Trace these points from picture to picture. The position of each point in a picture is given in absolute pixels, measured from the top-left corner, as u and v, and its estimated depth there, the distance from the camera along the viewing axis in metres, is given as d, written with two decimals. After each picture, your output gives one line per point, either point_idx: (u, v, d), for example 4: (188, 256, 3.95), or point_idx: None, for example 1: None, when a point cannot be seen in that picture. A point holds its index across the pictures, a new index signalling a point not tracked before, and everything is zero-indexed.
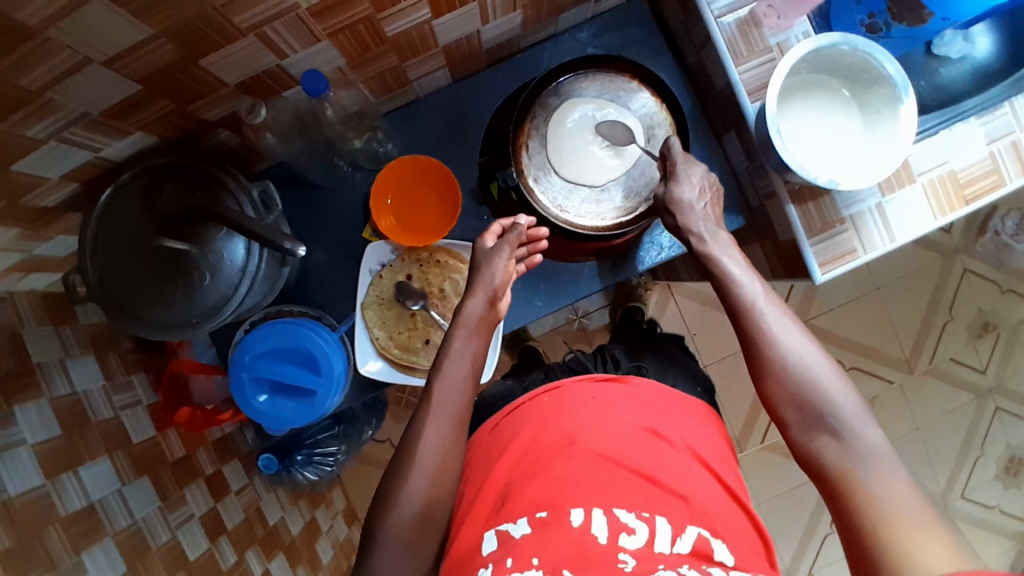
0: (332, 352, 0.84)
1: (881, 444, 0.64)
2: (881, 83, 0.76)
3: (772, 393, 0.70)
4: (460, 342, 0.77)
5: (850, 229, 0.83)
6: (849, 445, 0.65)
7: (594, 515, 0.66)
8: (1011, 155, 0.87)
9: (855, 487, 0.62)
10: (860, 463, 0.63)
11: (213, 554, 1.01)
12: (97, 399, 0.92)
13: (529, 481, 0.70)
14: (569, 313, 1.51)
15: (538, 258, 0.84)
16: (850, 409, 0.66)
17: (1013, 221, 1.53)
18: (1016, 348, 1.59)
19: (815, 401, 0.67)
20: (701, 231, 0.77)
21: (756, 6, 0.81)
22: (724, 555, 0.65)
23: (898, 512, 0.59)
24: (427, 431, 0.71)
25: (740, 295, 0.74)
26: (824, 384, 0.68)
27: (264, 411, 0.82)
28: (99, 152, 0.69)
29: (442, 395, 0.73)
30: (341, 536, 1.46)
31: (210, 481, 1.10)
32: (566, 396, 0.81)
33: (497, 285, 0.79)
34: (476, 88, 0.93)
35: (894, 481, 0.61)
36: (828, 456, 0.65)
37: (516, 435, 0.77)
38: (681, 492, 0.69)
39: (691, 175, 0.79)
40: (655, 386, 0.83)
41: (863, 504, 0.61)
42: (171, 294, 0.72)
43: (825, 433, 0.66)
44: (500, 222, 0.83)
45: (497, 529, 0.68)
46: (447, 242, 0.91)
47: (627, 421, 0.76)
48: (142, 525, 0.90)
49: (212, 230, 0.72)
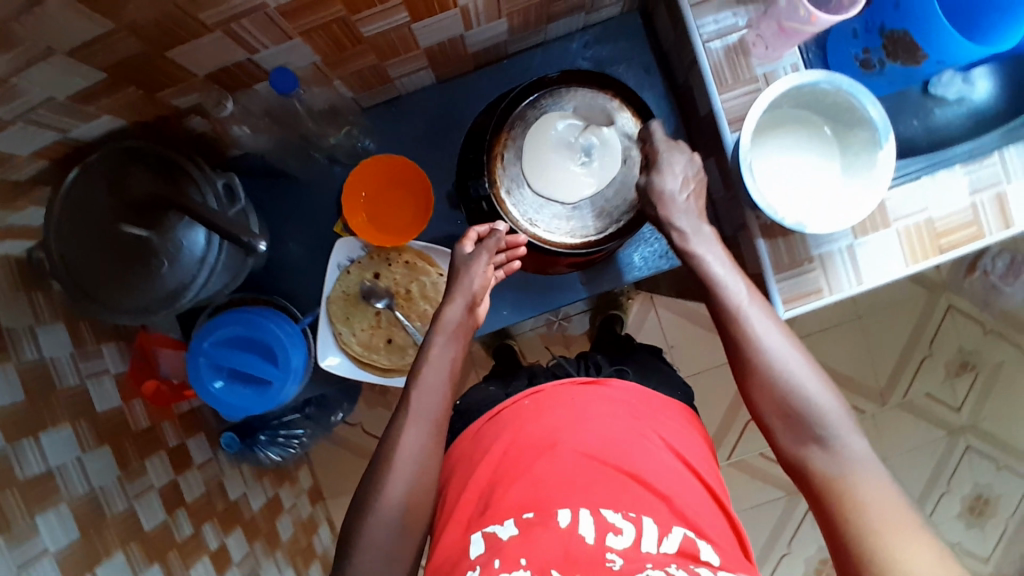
0: (291, 344, 0.84)
1: (865, 450, 0.65)
2: (863, 126, 0.75)
3: (759, 403, 0.70)
4: (439, 348, 0.76)
5: (817, 268, 0.83)
6: (836, 454, 0.65)
7: (581, 516, 0.65)
8: (994, 208, 0.86)
9: (844, 497, 0.63)
10: (846, 473, 0.64)
11: (168, 526, 1.02)
12: (65, 365, 0.92)
13: (511, 482, 0.70)
14: (551, 317, 1.49)
15: (518, 265, 0.82)
16: (834, 412, 0.67)
17: (1004, 262, 1.53)
18: (993, 389, 1.59)
19: (801, 411, 0.67)
20: (683, 226, 0.76)
21: (747, 33, 0.79)
22: (709, 555, 0.64)
23: (883, 518, 0.60)
24: (406, 435, 0.71)
25: (727, 296, 0.73)
26: (810, 389, 0.68)
27: (218, 397, 0.82)
28: (67, 132, 0.69)
29: (420, 402, 0.72)
30: (304, 515, 1.48)
31: (173, 453, 1.10)
32: (547, 399, 0.78)
33: (477, 291, 0.78)
34: (459, 90, 0.92)
35: (878, 486, 0.62)
36: (816, 463, 0.66)
37: (496, 439, 0.76)
38: (663, 492, 0.69)
39: (674, 160, 0.78)
40: (635, 388, 0.81)
41: (849, 511, 0.62)
42: (130, 279, 0.72)
43: (811, 442, 0.67)
44: (478, 228, 0.81)
45: (484, 531, 0.67)
46: (427, 244, 0.91)
47: (606, 422, 0.75)
48: (99, 493, 0.91)
49: (174, 218, 0.72)
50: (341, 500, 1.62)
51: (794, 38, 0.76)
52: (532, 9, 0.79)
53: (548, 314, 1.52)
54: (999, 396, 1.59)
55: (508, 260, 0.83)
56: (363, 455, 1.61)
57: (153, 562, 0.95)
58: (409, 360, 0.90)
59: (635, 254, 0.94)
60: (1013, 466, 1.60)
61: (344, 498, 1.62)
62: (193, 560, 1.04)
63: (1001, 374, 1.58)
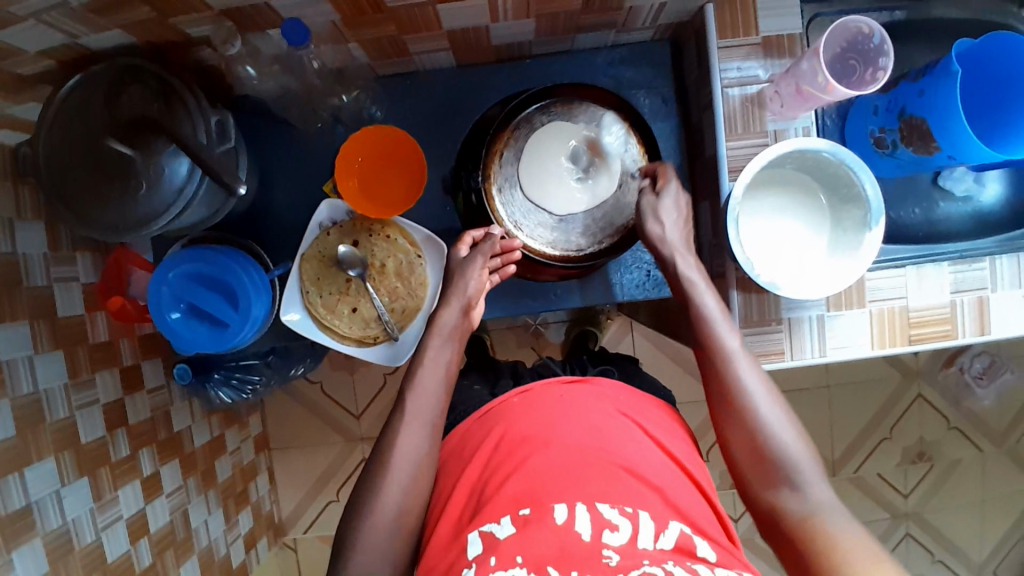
0: (256, 292, 0.85)
1: (833, 499, 0.66)
2: (858, 203, 0.76)
3: (735, 448, 0.71)
4: (434, 349, 0.79)
5: (783, 330, 0.83)
6: (805, 498, 0.66)
7: (578, 511, 0.65)
8: (973, 310, 0.86)
9: (816, 536, 0.63)
10: (817, 516, 0.64)
11: (106, 444, 1.02)
12: (35, 265, 0.93)
13: (507, 475, 0.70)
14: (528, 320, 1.49)
15: (512, 269, 0.83)
16: (807, 461, 0.68)
17: (981, 363, 1.55)
18: (945, 485, 1.59)
19: (775, 453, 0.68)
20: (677, 250, 0.78)
21: (767, 87, 0.80)
22: (706, 552, 0.65)
23: (858, 553, 0.60)
24: (402, 435, 0.73)
25: (711, 332, 0.74)
26: (786, 438, 0.69)
27: (172, 327, 0.82)
28: (76, 39, 0.69)
29: (417, 403, 0.75)
30: (245, 460, 1.48)
31: (126, 372, 1.10)
32: (537, 397, 0.80)
33: (472, 294, 0.81)
34: (476, 80, 0.92)
35: (850, 527, 0.63)
36: (787, 505, 0.66)
37: (488, 435, 0.78)
38: (657, 485, 0.70)
39: (677, 197, 0.80)
40: (619, 387, 0.84)
41: (822, 547, 0.61)
42: (107, 195, 0.72)
43: (782, 485, 0.67)
44: (474, 232, 0.85)
45: (481, 529, 0.66)
46: (431, 234, 0.90)
47: (596, 419, 0.76)
48: (43, 396, 0.91)
49: (160, 144, 0.72)
50: (286, 453, 1.62)
51: (810, 103, 0.75)
52: (560, 16, 0.78)
53: (526, 316, 1.53)
54: (949, 492, 1.59)
55: (503, 265, 0.84)
56: (317, 414, 1.61)
57: (82, 475, 0.96)
58: (368, 333, 0.90)
59: (620, 280, 0.94)
60: (948, 562, 1.61)
61: (289, 452, 1.62)
62: (124, 482, 1.05)
63: (955, 471, 1.59)
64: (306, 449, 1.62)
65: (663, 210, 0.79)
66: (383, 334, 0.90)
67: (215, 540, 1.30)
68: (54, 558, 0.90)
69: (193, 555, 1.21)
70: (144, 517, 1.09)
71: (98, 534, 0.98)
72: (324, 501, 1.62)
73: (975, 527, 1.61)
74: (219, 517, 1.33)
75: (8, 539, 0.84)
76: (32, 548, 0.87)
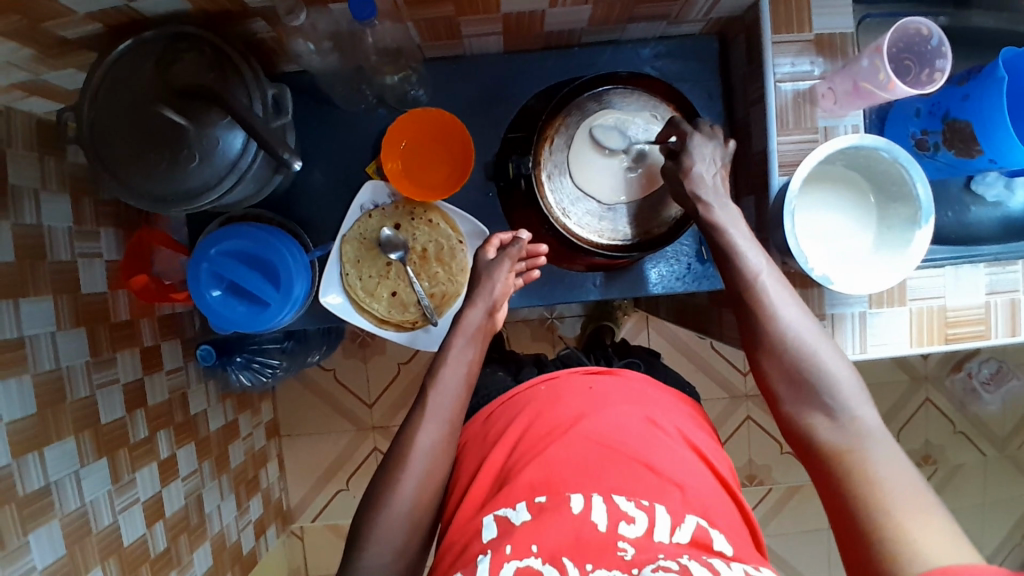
0: (297, 271, 0.83)
1: (875, 424, 0.64)
2: (907, 202, 0.77)
3: (770, 377, 0.71)
4: (457, 349, 0.79)
5: (827, 326, 0.85)
6: (843, 425, 0.65)
7: (594, 502, 0.64)
8: (1006, 313, 0.88)
9: (852, 467, 0.61)
10: (855, 441, 0.63)
11: (125, 425, 1.00)
12: (59, 239, 0.91)
13: (527, 463, 0.69)
14: (544, 312, 1.49)
15: (536, 274, 0.88)
16: (848, 388, 0.67)
17: (989, 369, 1.58)
18: (948, 488, 1.61)
19: (813, 380, 0.67)
20: (710, 200, 0.76)
21: (819, 84, 0.80)
22: (721, 545, 0.63)
23: (894, 487, 0.58)
24: (421, 432, 0.73)
25: (746, 269, 0.73)
26: (821, 361, 0.68)
27: (212, 306, 0.81)
28: (130, 3, 0.68)
29: (437, 398, 0.75)
30: (256, 446, 1.47)
31: (145, 352, 1.07)
32: (562, 385, 0.80)
33: (497, 297, 0.83)
34: (522, 66, 0.92)
35: (894, 460, 0.61)
36: (822, 432, 0.65)
37: (513, 420, 0.77)
38: (676, 481, 0.68)
39: (703, 147, 0.77)
40: (644, 380, 0.84)
41: (859, 479, 0.60)
42: (156, 165, 0.71)
43: (819, 411, 0.66)
44: (501, 235, 0.86)
45: (496, 514, 0.66)
46: (478, 226, 0.90)
47: (628, 412, 0.75)
48: (64, 373, 0.89)
49: (215, 115, 0.71)
50: (294, 441, 1.60)
51: (864, 99, 0.77)
52: (618, 5, 0.78)
53: (542, 309, 1.53)
54: (951, 496, 1.61)
55: (527, 269, 0.88)
56: (327, 401, 1.60)
57: (101, 456, 0.94)
58: (407, 317, 0.89)
59: (656, 274, 0.94)
60: None
61: (297, 440, 1.60)
62: (141, 464, 1.03)
63: (958, 476, 1.61)
64: (315, 437, 1.60)
65: (702, 158, 0.76)
66: (421, 318, 0.90)
67: (226, 526, 1.28)
68: (71, 541, 0.88)
69: (205, 541, 1.20)
70: (159, 500, 1.07)
71: (116, 516, 0.96)
72: (332, 490, 1.61)
73: (976, 530, 1.64)
74: (230, 503, 1.31)
75: (26, 520, 0.82)
76: (49, 529, 0.85)
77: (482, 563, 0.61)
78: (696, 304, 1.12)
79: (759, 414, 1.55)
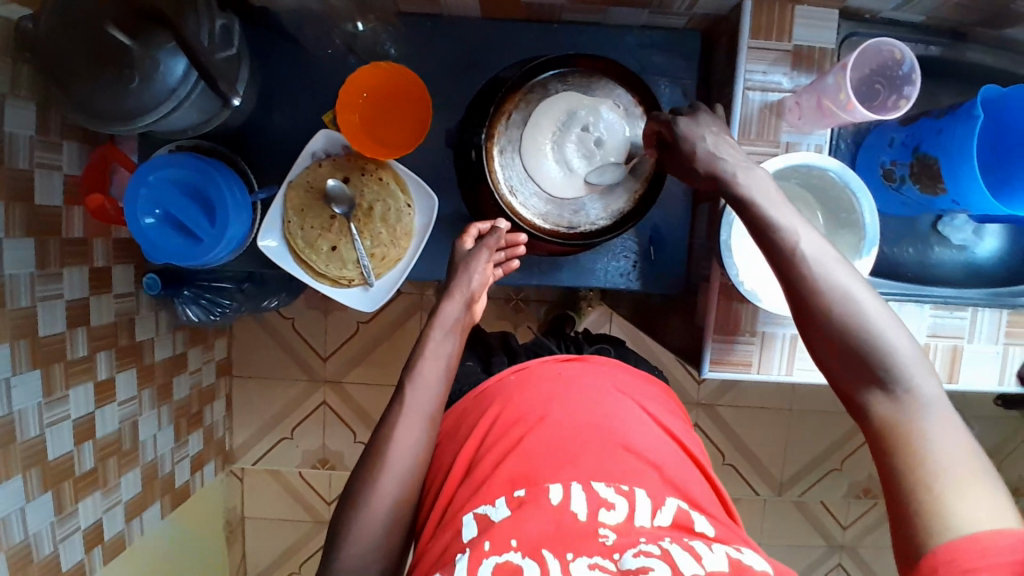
0: (235, 208, 0.83)
1: (933, 391, 0.55)
2: (853, 229, 0.76)
3: (817, 351, 0.61)
4: (435, 343, 0.74)
5: (756, 342, 0.83)
6: (899, 398, 0.56)
7: (573, 490, 0.61)
8: (946, 357, 0.87)
9: (909, 450, 0.53)
10: (915, 419, 0.54)
11: (64, 340, 1.00)
12: (19, 145, 0.88)
13: (504, 454, 0.66)
14: (509, 291, 1.47)
15: (516, 264, 0.83)
16: (904, 352, 0.57)
17: None
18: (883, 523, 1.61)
19: (865, 351, 0.57)
20: (731, 169, 0.67)
21: (788, 97, 0.79)
22: (704, 527, 0.61)
23: (953, 465, 0.51)
24: (399, 431, 0.69)
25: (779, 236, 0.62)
26: (874, 331, 0.57)
27: (147, 235, 0.80)
28: None
29: (416, 396, 0.71)
30: (204, 382, 1.47)
31: (95, 272, 1.07)
32: (532, 374, 0.77)
33: (475, 288, 0.78)
34: (500, 36, 0.90)
35: (953, 431, 0.54)
36: (877, 410, 0.56)
37: (483, 413, 0.74)
38: (653, 463, 0.66)
39: (709, 122, 0.70)
40: (610, 363, 0.82)
41: (912, 462, 0.53)
42: (96, 82, 0.70)
43: (872, 385, 0.57)
44: (479, 225, 0.84)
45: (474, 512, 0.62)
46: (429, 225, 0.89)
47: (601, 394, 0.73)
48: (7, 281, 0.88)
49: (160, 39, 0.69)
50: (246, 384, 1.61)
51: (829, 120, 0.75)
52: None
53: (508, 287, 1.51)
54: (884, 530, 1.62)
55: (507, 258, 0.84)
56: (283, 349, 1.59)
57: (35, 367, 0.94)
58: (345, 274, 0.87)
59: (653, 277, 0.94)
60: None
61: (249, 382, 1.61)
62: (77, 381, 1.03)
63: None
64: (267, 382, 1.61)
65: (700, 133, 0.70)
66: (359, 277, 0.88)
67: (160, 455, 1.29)
68: None
69: (135, 467, 1.21)
70: (92, 420, 1.07)
71: (42, 429, 0.96)
72: (276, 437, 1.62)
73: None
74: (168, 434, 1.32)
75: None
76: None
77: (461, 561, 0.57)
78: (651, 304, 1.10)
79: (707, 423, 1.55)
